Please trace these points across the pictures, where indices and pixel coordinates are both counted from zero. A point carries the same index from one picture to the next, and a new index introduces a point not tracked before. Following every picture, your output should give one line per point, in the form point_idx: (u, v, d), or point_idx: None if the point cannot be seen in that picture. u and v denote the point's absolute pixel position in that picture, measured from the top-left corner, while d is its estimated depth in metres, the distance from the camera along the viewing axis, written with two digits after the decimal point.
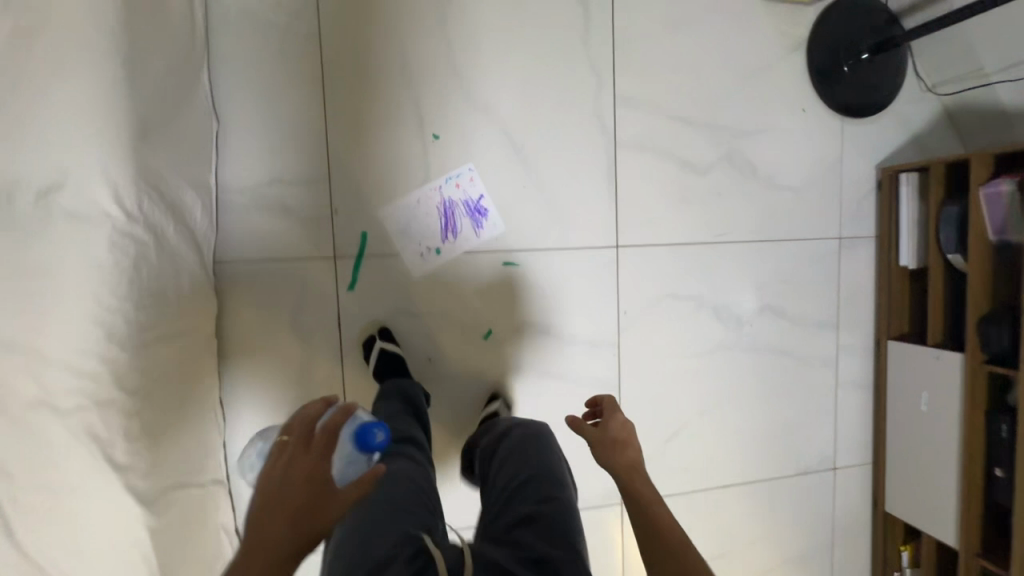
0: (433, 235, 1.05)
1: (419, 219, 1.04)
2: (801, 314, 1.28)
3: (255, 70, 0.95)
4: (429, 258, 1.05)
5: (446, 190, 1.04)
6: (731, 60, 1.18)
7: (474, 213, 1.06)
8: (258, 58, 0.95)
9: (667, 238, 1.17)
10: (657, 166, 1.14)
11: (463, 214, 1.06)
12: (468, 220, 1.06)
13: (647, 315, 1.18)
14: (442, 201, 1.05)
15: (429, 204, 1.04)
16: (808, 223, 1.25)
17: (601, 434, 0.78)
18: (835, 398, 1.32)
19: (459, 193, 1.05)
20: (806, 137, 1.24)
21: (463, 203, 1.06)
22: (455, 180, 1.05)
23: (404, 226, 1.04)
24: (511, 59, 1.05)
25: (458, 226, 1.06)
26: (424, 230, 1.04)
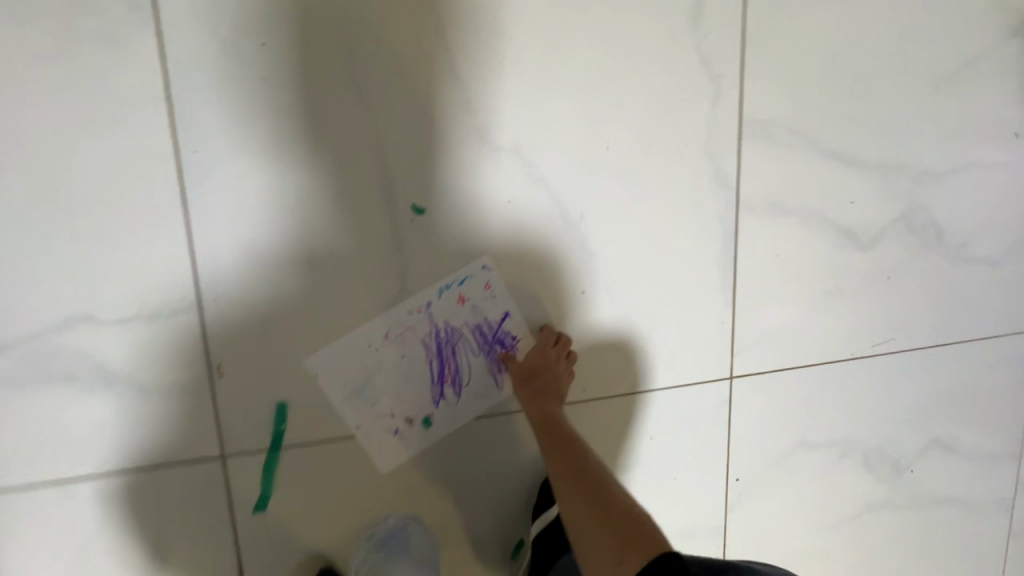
0: (419, 394, 0.57)
1: (391, 368, 0.56)
2: (977, 446, 0.85)
3: (28, 99, 0.46)
4: (411, 436, 0.57)
5: (439, 311, 0.56)
6: (921, 56, 0.69)
7: (491, 347, 0.58)
8: (36, 72, 0.45)
9: (805, 358, 0.71)
10: (798, 238, 0.68)
11: (471, 352, 0.58)
12: (481, 360, 0.58)
13: (768, 478, 0.73)
14: (434, 331, 0.56)
15: (411, 340, 0.56)
16: (1000, 312, 0.81)
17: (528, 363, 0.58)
18: (1004, 553, 0.91)
19: (464, 314, 0.57)
20: (1015, 180, 0.77)
21: (472, 333, 0.58)
22: (458, 290, 0.56)
23: (361, 383, 0.55)
24: (560, 55, 0.55)
25: (462, 375, 0.58)
26: (402, 386, 0.56)
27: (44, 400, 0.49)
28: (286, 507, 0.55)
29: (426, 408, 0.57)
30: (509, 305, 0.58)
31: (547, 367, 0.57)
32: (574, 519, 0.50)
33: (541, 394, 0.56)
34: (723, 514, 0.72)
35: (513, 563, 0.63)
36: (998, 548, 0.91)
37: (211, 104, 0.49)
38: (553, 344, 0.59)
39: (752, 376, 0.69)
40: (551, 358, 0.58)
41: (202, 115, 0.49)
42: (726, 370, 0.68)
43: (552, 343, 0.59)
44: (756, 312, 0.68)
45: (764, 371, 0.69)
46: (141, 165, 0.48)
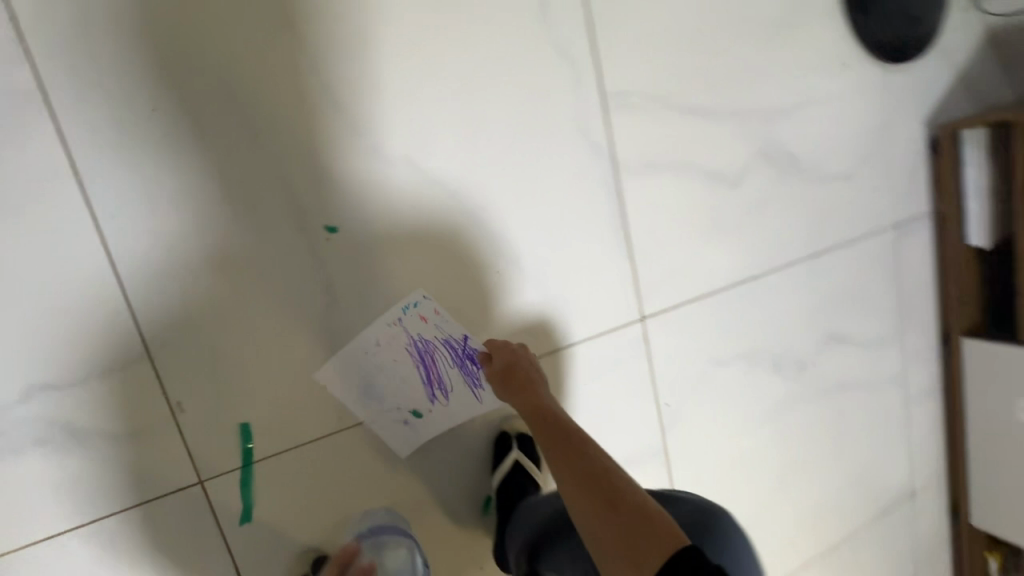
0: (409, 400, 0.65)
1: (384, 379, 0.64)
2: (865, 332, 0.99)
3: None
4: (417, 431, 0.66)
5: (411, 327, 0.64)
6: (748, 11, 0.80)
7: (464, 361, 0.66)
8: None
9: (704, 288, 0.82)
10: (676, 188, 0.78)
11: (448, 362, 0.66)
12: (457, 371, 0.66)
13: (695, 397, 0.84)
14: (413, 341, 0.65)
15: (396, 347, 0.64)
16: (860, 217, 0.95)
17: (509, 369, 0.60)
18: (906, 416, 1.07)
19: (434, 330, 0.65)
20: (849, 103, 0.90)
21: (446, 346, 0.66)
22: (418, 310, 0.65)
23: (360, 393, 0.63)
24: (430, 69, 0.62)
25: (441, 378, 0.66)
26: (394, 393, 0.64)
27: (18, 468, 0.53)
28: (268, 515, 0.61)
29: (378, 406, 0.64)
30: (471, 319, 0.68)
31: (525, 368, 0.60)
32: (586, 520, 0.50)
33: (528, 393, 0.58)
34: (661, 436, 0.83)
35: (486, 517, 0.72)
36: (900, 413, 1.07)
37: (117, 170, 0.53)
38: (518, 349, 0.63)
39: (662, 313, 0.79)
40: (521, 357, 0.61)
41: (111, 181, 0.53)
42: (637, 313, 0.78)
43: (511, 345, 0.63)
44: (653, 257, 0.78)
45: (670, 307, 0.80)
46: (62, 237, 0.52)
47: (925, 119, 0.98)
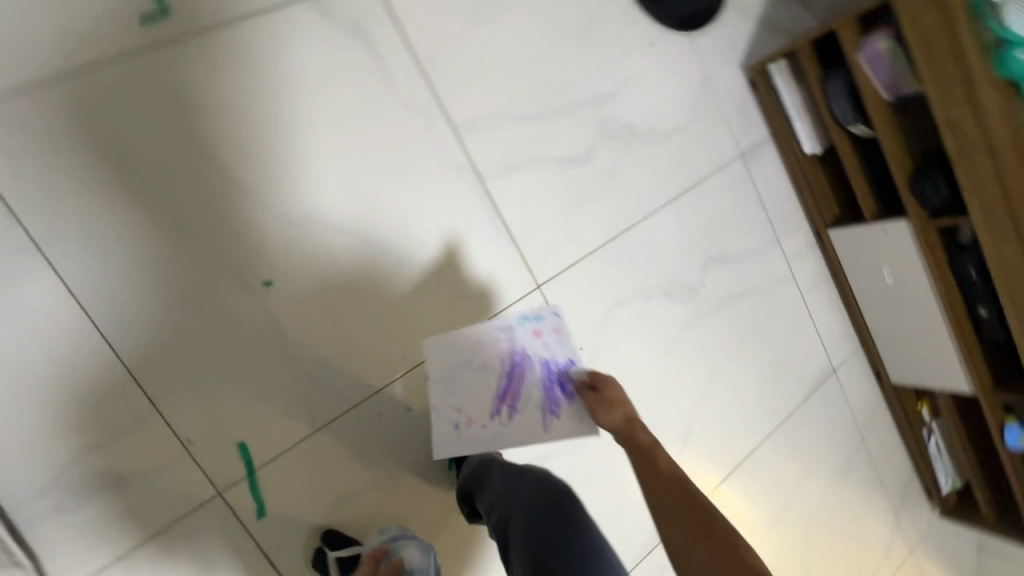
0: (483, 399, 0.78)
1: (475, 363, 0.80)
2: (742, 247, 1.18)
3: None
4: (465, 436, 0.76)
5: (525, 329, 0.81)
6: (557, 26, 1.00)
7: (550, 384, 0.77)
8: None
9: (584, 248, 1.01)
10: (535, 177, 0.97)
11: (533, 385, 0.77)
12: (539, 389, 0.77)
13: (605, 336, 1.03)
14: (510, 353, 0.80)
15: (490, 354, 0.80)
16: (706, 156, 1.14)
17: (609, 408, 0.72)
18: (805, 306, 1.26)
19: (543, 344, 0.81)
20: (667, 71, 1.10)
21: (540, 368, 0.78)
22: (530, 327, 0.82)
23: (448, 373, 0.79)
24: (311, 144, 0.82)
25: (519, 394, 0.77)
26: (469, 381, 0.79)
27: (80, 513, 0.71)
28: (278, 507, 0.79)
29: (341, 406, 0.83)
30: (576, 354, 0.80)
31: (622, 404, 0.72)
32: (670, 530, 0.62)
33: (629, 426, 0.70)
34: None
35: (453, 472, 0.91)
36: (798, 305, 1.25)
37: (96, 279, 0.72)
38: (616, 386, 0.75)
39: (554, 277, 0.99)
40: (620, 394, 0.74)
41: (94, 288, 0.72)
42: (532, 280, 0.97)
43: (614, 383, 0.75)
44: (533, 236, 0.97)
45: (560, 271, 0.99)
46: (70, 339, 0.71)
47: (740, 63, 1.18)
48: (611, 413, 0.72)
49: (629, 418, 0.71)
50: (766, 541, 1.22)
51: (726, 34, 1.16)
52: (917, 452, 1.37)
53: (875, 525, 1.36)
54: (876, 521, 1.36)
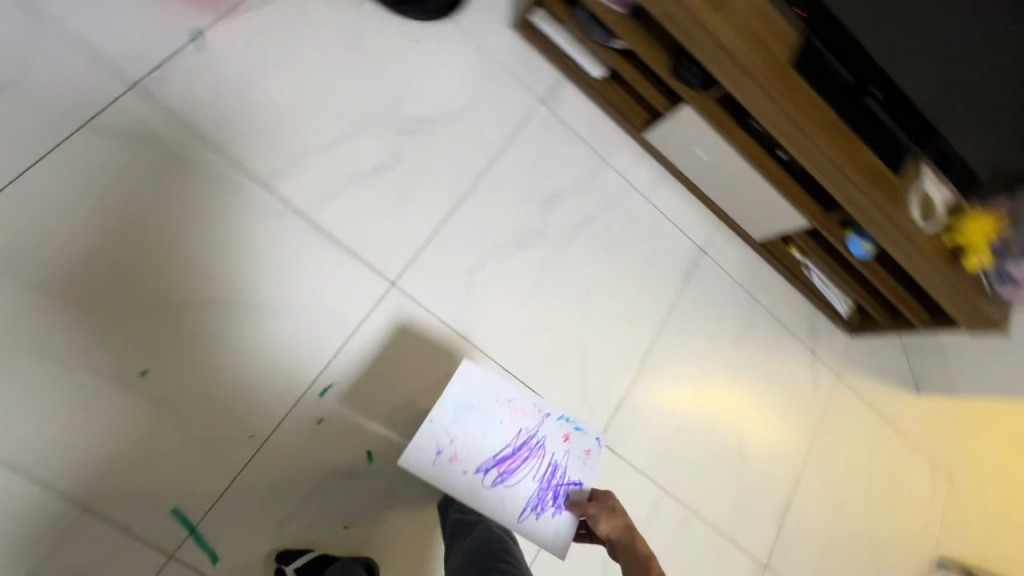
0: (481, 455, 1.00)
1: (500, 419, 1.02)
2: (572, 179, 1.30)
3: None
4: (445, 471, 0.96)
5: (557, 427, 1.05)
6: (323, 61, 1.11)
7: (544, 485, 1.00)
8: None
9: (424, 235, 1.13)
10: (352, 194, 1.09)
11: (531, 475, 1.00)
12: (533, 483, 1.00)
13: (474, 300, 1.15)
14: (528, 436, 1.03)
15: (512, 424, 1.03)
16: (507, 115, 1.26)
17: (604, 511, 0.94)
18: (654, 206, 1.39)
19: (562, 448, 1.04)
20: (441, 57, 1.21)
21: (547, 465, 1.01)
22: (563, 430, 1.06)
23: (470, 407, 1.01)
24: (135, 246, 0.94)
25: (511, 468, 1.00)
26: (485, 425, 1.01)
27: None
28: (227, 547, 0.93)
29: (256, 443, 0.97)
30: (585, 477, 1.03)
31: (618, 511, 0.94)
32: None
33: (622, 527, 0.91)
34: (468, 338, 1.13)
35: (374, 464, 1.05)
36: (647, 207, 1.38)
37: None
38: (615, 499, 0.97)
39: (405, 269, 1.11)
40: (617, 504, 0.95)
41: None
42: (387, 279, 1.09)
43: (612, 496, 0.97)
44: (371, 243, 1.08)
45: (409, 262, 1.11)
46: None
47: (508, 22, 1.29)
48: (610, 516, 0.93)
49: (621, 520, 0.92)
50: (699, 415, 1.34)
51: (483, 5, 1.27)
52: (807, 287, 1.51)
53: (795, 365, 1.50)
54: (795, 360, 1.50)
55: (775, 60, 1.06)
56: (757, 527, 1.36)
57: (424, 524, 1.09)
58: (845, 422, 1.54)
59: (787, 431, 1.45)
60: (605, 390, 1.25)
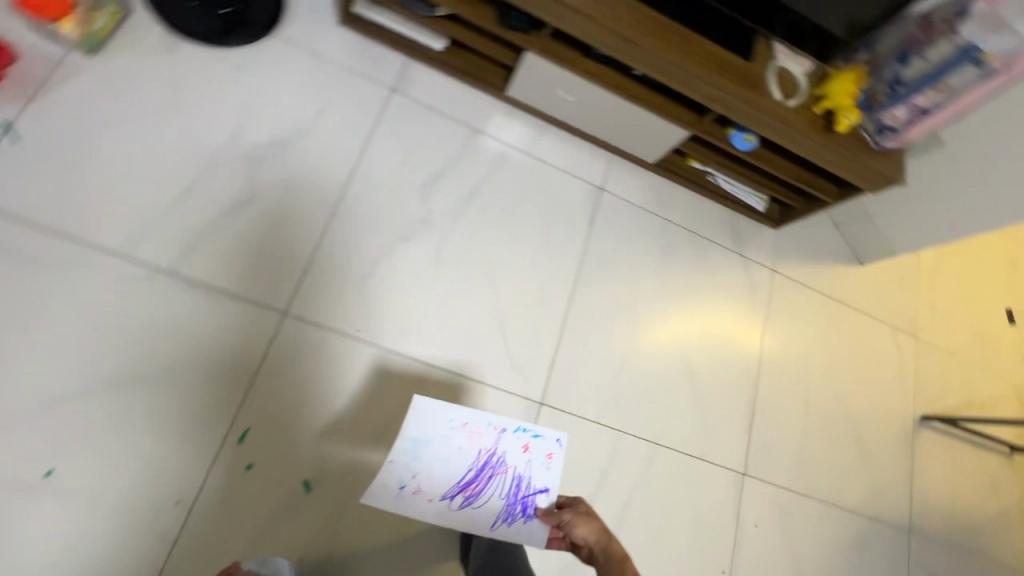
0: (444, 481, 0.96)
1: (456, 444, 0.97)
2: (445, 157, 1.28)
3: None
4: (409, 504, 0.94)
5: (515, 440, 0.98)
6: (150, 116, 1.09)
7: (514, 499, 0.96)
8: None
9: (305, 257, 1.12)
10: (220, 239, 1.08)
11: (499, 491, 0.96)
12: (501, 499, 0.96)
13: (374, 305, 1.15)
14: (489, 452, 0.98)
15: (471, 445, 0.98)
16: (359, 113, 1.23)
17: (581, 517, 0.94)
18: (539, 160, 1.36)
19: (524, 460, 0.98)
20: (273, 75, 1.18)
21: (512, 478, 0.97)
22: (525, 439, 0.99)
23: (426, 440, 0.96)
24: (6, 353, 0.94)
25: (477, 487, 0.96)
26: (445, 454, 0.96)
27: None
28: None
29: (183, 508, 0.96)
30: (552, 484, 0.97)
31: (593, 515, 0.95)
32: None
33: (599, 532, 0.94)
34: (378, 344, 1.13)
35: (313, 492, 1.03)
36: (531, 163, 1.35)
37: None
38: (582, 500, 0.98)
39: (294, 296, 1.09)
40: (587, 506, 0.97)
41: None
42: (278, 311, 1.08)
43: (581, 499, 0.97)
44: (250, 281, 1.08)
45: (295, 288, 1.10)
46: None
47: (335, 21, 1.26)
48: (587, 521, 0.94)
49: (598, 523, 0.94)
50: (637, 350, 1.35)
51: (304, 12, 1.24)
52: (719, 193, 1.50)
53: (727, 273, 1.49)
54: (725, 269, 1.50)
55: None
56: (726, 440, 1.37)
57: (389, 534, 1.07)
58: (793, 314, 1.54)
59: (733, 340, 1.45)
60: (534, 353, 1.25)
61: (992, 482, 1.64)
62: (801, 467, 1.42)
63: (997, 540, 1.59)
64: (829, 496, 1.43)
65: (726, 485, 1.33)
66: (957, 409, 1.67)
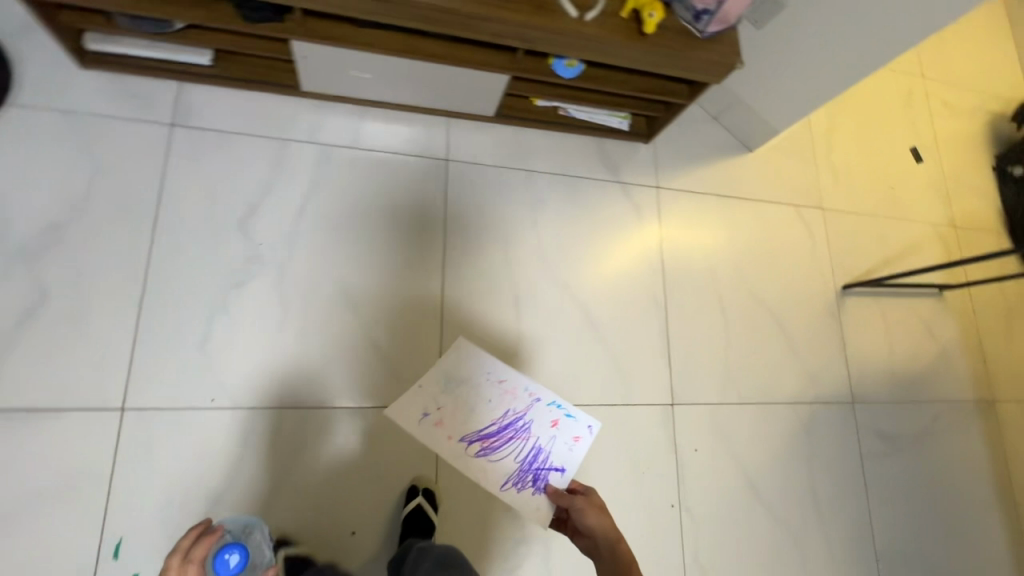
0: (468, 426, 1.09)
1: (491, 395, 1.12)
2: (258, 181, 1.15)
3: None
4: (428, 434, 1.07)
5: (547, 413, 1.12)
6: None
7: (527, 471, 1.07)
8: None
9: (127, 340, 1.02)
10: (27, 349, 0.98)
11: (515, 457, 1.08)
12: (515, 462, 1.08)
13: (224, 366, 1.06)
14: (516, 419, 1.11)
15: (498, 406, 1.12)
16: (142, 164, 1.10)
17: (591, 504, 0.98)
18: (368, 150, 1.24)
19: (549, 434, 1.11)
20: (28, 154, 1.05)
21: (530, 449, 1.09)
22: (551, 414, 1.13)
23: (460, 379, 1.12)
24: None
25: (496, 445, 1.08)
26: (478, 401, 1.11)
27: None
28: None
29: None
30: (567, 466, 1.09)
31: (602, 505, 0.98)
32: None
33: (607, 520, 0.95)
34: (240, 405, 1.05)
35: None
36: (360, 156, 1.23)
37: None
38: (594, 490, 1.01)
39: (129, 386, 1.00)
40: (599, 498, 0.99)
41: None
42: (114, 409, 0.99)
43: (595, 490, 1.00)
44: (73, 385, 0.99)
45: (127, 376, 1.01)
46: None
47: (80, 68, 1.10)
48: (598, 510, 0.96)
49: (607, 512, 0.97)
50: (533, 317, 1.28)
51: (39, 69, 1.08)
52: (577, 122, 1.38)
53: (609, 206, 1.41)
54: (606, 203, 1.41)
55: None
56: (647, 375, 1.33)
57: None
58: (690, 225, 1.47)
59: (632, 272, 1.39)
60: (419, 357, 1.18)
61: (926, 325, 1.64)
62: (731, 376, 1.39)
63: (941, 379, 1.61)
64: (766, 396, 1.41)
65: (656, 421, 1.31)
66: (878, 266, 1.64)
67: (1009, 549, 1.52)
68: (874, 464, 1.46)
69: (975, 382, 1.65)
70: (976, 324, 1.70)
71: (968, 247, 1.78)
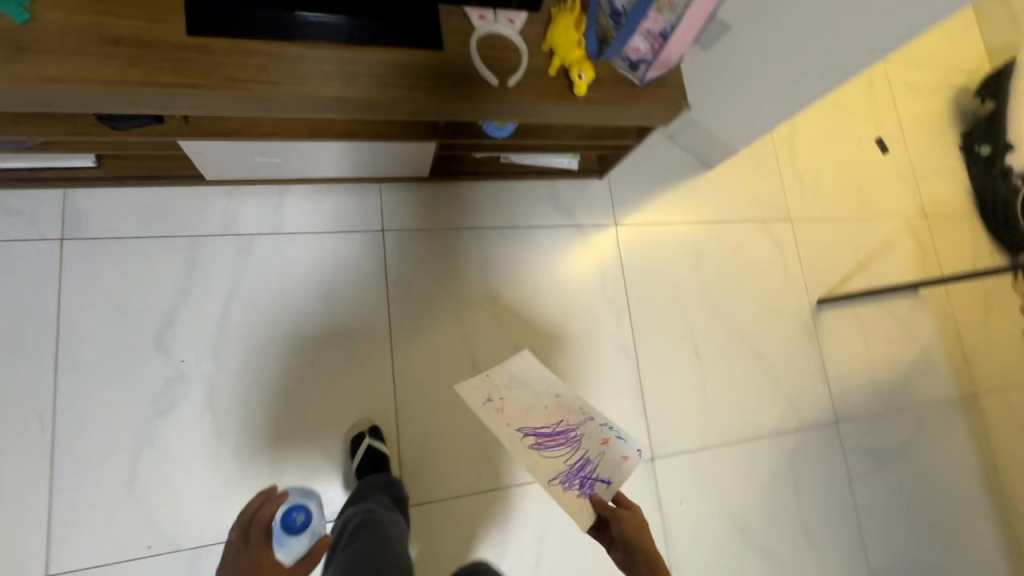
0: (525, 417, 0.97)
1: (556, 391, 1.02)
2: (169, 288, 1.03)
3: None
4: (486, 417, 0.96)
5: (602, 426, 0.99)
6: None
7: (573, 475, 0.92)
8: None
9: (44, 495, 0.93)
10: None
11: (564, 458, 0.94)
12: (564, 463, 0.93)
13: (156, 505, 0.96)
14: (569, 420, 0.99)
15: (554, 409, 1.00)
16: (33, 291, 0.98)
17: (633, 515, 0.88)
18: (293, 234, 1.12)
19: (602, 449, 0.97)
20: None
21: (580, 455, 0.95)
22: (605, 430, 0.99)
23: (525, 378, 1.03)
24: None
25: (548, 443, 0.95)
26: (539, 398, 1.00)
27: None
28: None
29: None
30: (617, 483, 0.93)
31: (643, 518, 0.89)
32: None
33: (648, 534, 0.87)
34: (179, 546, 0.96)
35: None
36: (284, 242, 1.11)
37: None
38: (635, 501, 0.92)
39: (51, 545, 0.91)
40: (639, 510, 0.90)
41: None
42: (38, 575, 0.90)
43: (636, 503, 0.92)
44: None
45: (47, 535, 0.92)
46: None
47: None
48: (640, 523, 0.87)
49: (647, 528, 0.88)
50: None
51: None
52: (523, 168, 1.27)
53: (566, 252, 1.32)
54: (563, 251, 1.31)
55: (165, 47, 0.73)
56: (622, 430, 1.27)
57: None
58: (654, 261, 1.38)
59: (596, 321, 1.31)
60: None
61: (904, 327, 1.59)
62: (710, 415, 1.34)
63: (922, 380, 1.57)
64: (747, 431, 1.35)
65: (635, 478, 1.25)
66: (851, 274, 1.58)
67: (1000, 547, 1.51)
68: (862, 482, 1.43)
69: (956, 379, 1.61)
70: (953, 318, 1.66)
71: (940, 238, 1.73)
